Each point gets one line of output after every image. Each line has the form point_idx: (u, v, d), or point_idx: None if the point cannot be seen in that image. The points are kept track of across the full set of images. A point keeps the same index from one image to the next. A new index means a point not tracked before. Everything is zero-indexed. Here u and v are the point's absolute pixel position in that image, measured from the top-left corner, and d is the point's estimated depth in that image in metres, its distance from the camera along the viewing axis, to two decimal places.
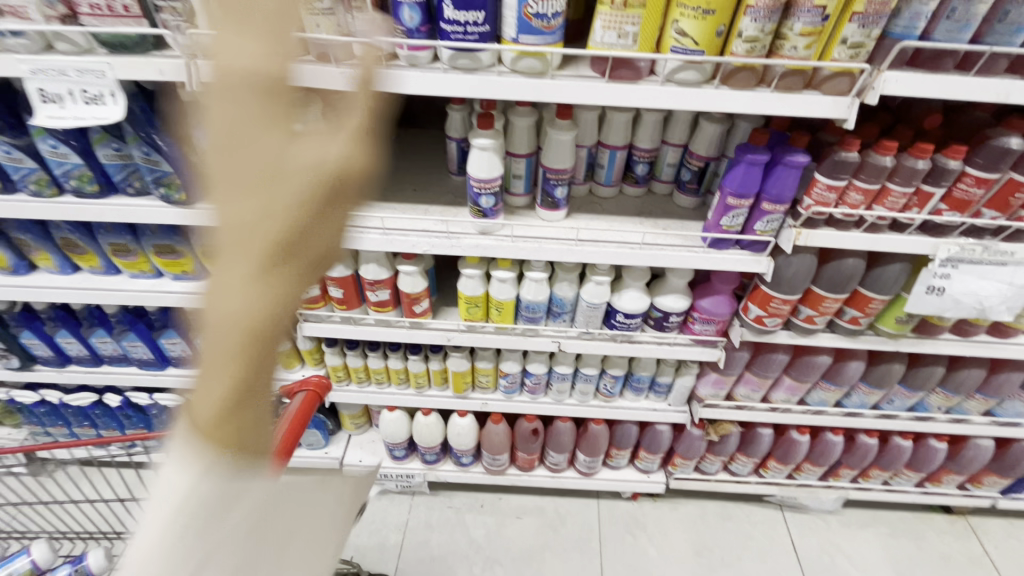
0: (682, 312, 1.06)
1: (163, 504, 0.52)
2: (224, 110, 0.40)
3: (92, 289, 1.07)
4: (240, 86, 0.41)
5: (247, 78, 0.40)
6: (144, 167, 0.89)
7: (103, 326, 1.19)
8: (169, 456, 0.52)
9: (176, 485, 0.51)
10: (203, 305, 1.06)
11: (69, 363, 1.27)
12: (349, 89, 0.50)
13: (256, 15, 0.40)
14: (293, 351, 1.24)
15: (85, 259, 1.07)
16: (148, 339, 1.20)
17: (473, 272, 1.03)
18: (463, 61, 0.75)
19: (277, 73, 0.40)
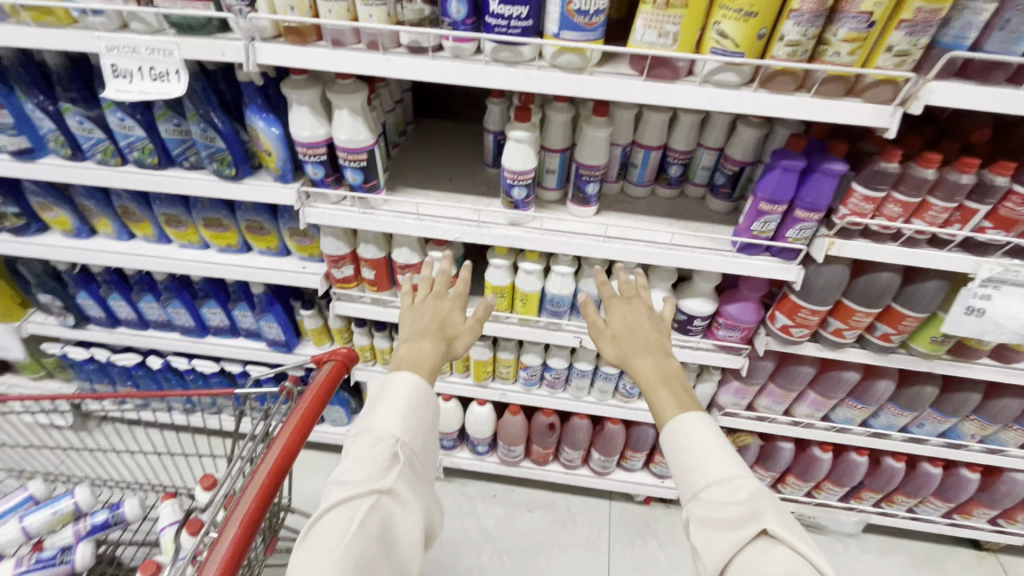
0: (707, 316, 1.06)
1: (328, 566, 0.54)
2: (419, 357, 0.73)
3: (144, 256, 1.13)
4: (419, 341, 0.75)
5: (432, 322, 0.78)
6: (201, 143, 0.94)
7: (152, 292, 1.27)
8: (325, 526, 0.58)
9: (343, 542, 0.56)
10: (244, 277, 1.12)
11: (118, 325, 1.35)
12: (409, 304, 0.82)
13: (436, 319, 0.79)
14: (324, 328, 1.29)
15: (141, 227, 1.14)
16: (191, 307, 1.27)
17: (501, 262, 1.05)
18: (505, 54, 0.77)
19: (440, 314, 0.79)
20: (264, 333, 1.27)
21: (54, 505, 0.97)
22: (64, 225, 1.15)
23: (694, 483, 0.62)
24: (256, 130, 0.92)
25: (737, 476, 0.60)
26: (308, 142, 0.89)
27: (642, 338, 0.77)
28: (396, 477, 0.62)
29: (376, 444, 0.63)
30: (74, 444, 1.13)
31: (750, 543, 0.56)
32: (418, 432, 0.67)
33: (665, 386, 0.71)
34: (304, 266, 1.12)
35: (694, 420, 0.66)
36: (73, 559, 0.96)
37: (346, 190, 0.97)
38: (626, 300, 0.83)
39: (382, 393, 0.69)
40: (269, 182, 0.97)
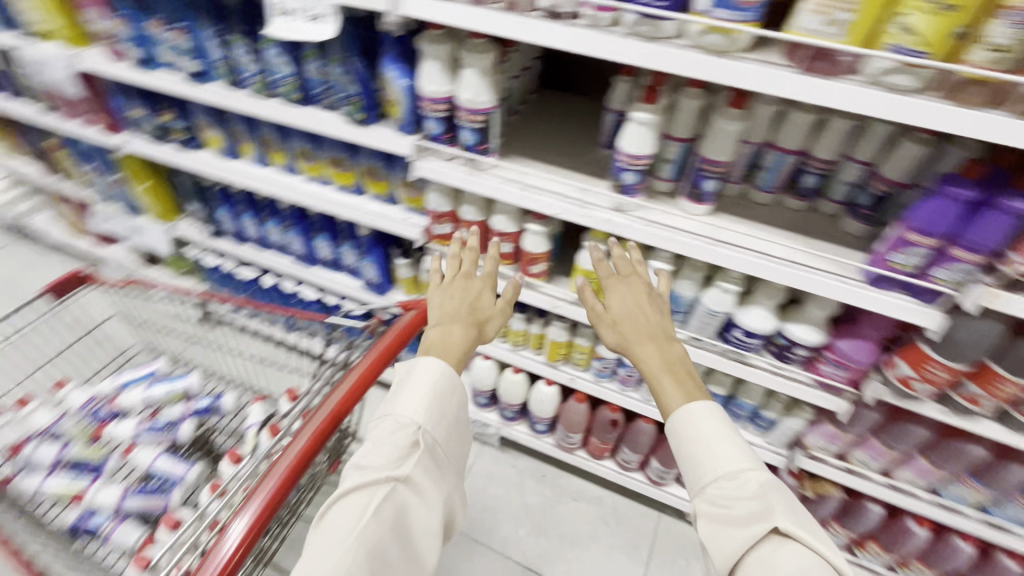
0: (812, 347, 0.96)
1: (341, 551, 0.53)
2: (450, 338, 0.75)
3: (273, 183, 1.24)
4: (452, 325, 0.77)
5: (458, 307, 0.80)
6: (339, 86, 1.01)
7: (276, 218, 1.41)
8: (340, 509, 0.58)
9: (355, 529, 0.55)
10: (354, 218, 1.19)
11: (247, 241, 1.54)
12: (436, 289, 0.85)
13: (466, 304, 0.81)
14: (416, 280, 1.35)
15: (277, 156, 1.26)
16: (306, 237, 1.40)
17: (596, 246, 1.02)
18: (645, 28, 0.74)
19: (467, 299, 0.82)
20: (362, 273, 1.37)
21: (173, 382, 1.16)
22: (218, 146, 1.30)
23: (701, 476, 0.60)
24: (388, 79, 0.96)
25: (750, 467, 0.58)
26: (431, 97, 0.92)
27: (645, 325, 0.76)
28: (415, 467, 0.61)
29: (398, 430, 0.63)
30: (194, 339, 1.31)
31: (762, 536, 0.53)
32: (441, 421, 0.66)
33: (668, 374, 0.70)
34: (407, 218, 1.17)
35: (704, 411, 0.64)
36: (178, 432, 1.11)
37: (459, 149, 0.98)
38: (624, 279, 0.83)
39: (406, 377, 0.69)
40: (390, 131, 1.02)
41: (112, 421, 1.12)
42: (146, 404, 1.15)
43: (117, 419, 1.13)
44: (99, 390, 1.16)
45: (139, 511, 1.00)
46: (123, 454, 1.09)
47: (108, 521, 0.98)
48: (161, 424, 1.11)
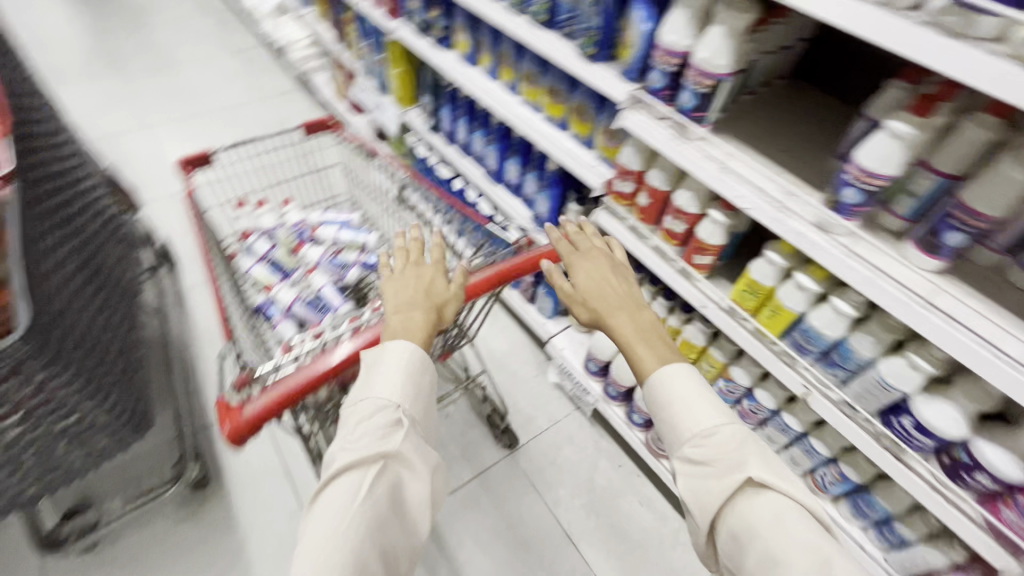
0: (1003, 483, 0.73)
1: (342, 528, 0.57)
2: (410, 328, 0.71)
3: (494, 96, 1.33)
4: (412, 312, 0.73)
5: (421, 292, 0.76)
6: (583, 17, 1.01)
7: (484, 130, 1.53)
8: (335, 486, 0.61)
9: (353, 506, 0.58)
10: (548, 149, 1.23)
11: (454, 144, 1.71)
12: (392, 278, 0.79)
13: (420, 290, 0.76)
14: None
15: (506, 73, 1.34)
16: (502, 154, 1.50)
17: (776, 259, 0.89)
18: (954, 20, 0.59)
19: (428, 282, 0.77)
20: (536, 205, 1.43)
21: (356, 234, 1.41)
22: (463, 50, 1.43)
23: (680, 436, 0.69)
24: (632, 20, 0.93)
25: (722, 425, 0.67)
26: (668, 48, 0.87)
27: (615, 298, 0.79)
28: (402, 442, 0.64)
29: (378, 412, 0.65)
30: (382, 210, 1.56)
31: (736, 488, 0.62)
32: (418, 397, 0.69)
33: (643, 343, 0.75)
34: (595, 165, 1.17)
35: (678, 371, 0.72)
36: (346, 273, 1.35)
37: (673, 110, 0.93)
38: (587, 255, 0.85)
39: (375, 360, 0.68)
40: (613, 74, 1.01)
41: (307, 244, 1.40)
42: (333, 242, 1.41)
43: (312, 244, 1.41)
44: (308, 219, 1.46)
45: (301, 318, 1.24)
46: (306, 273, 1.35)
47: (279, 314, 1.24)
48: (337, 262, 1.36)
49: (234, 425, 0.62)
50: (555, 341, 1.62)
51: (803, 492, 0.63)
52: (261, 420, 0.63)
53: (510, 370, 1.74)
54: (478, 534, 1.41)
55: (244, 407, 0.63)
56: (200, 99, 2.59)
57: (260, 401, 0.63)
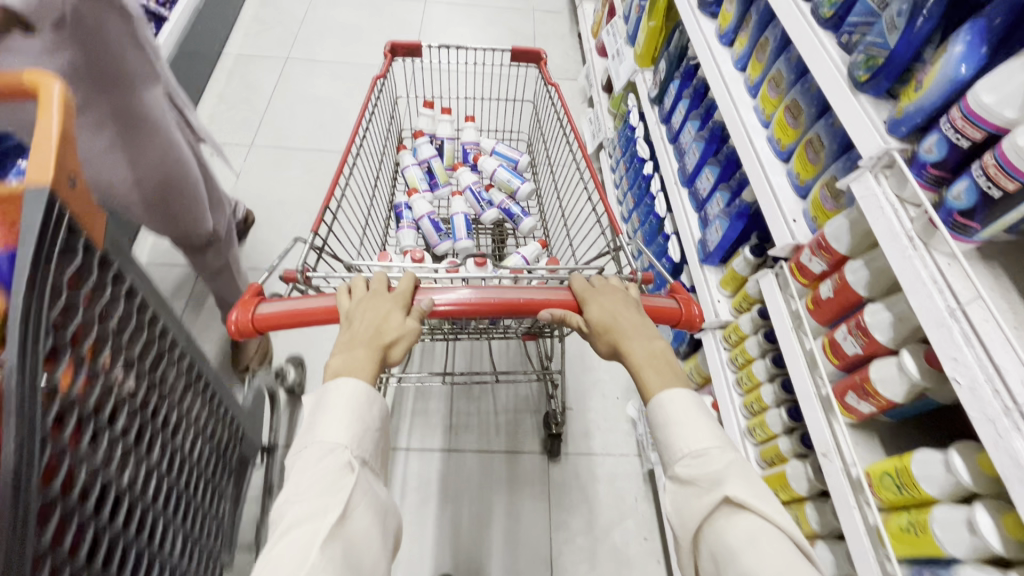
0: None
1: None
2: (357, 365, 0.68)
3: (728, 93, 1.09)
4: (354, 349, 0.69)
5: (363, 340, 0.69)
6: (877, 27, 0.71)
7: (702, 122, 1.30)
8: (290, 532, 0.57)
9: (310, 551, 0.55)
10: (752, 176, 0.98)
11: (665, 125, 1.50)
12: (353, 301, 0.73)
13: (369, 326, 0.70)
14: (740, 278, 1.12)
15: (755, 67, 1.06)
16: (705, 159, 1.26)
17: (960, 473, 0.58)
18: None
19: (380, 325, 0.70)
20: (708, 232, 1.21)
21: (512, 177, 1.41)
22: (723, 25, 1.19)
23: (672, 457, 0.64)
24: (943, 53, 0.63)
25: (714, 449, 0.62)
26: (972, 112, 0.57)
27: (626, 323, 0.71)
28: (353, 483, 0.62)
29: (326, 457, 0.63)
30: (551, 166, 1.53)
31: (714, 506, 0.58)
32: (366, 437, 0.67)
33: (652, 368, 0.68)
34: (793, 220, 0.90)
35: (682, 396, 0.66)
36: (487, 211, 1.41)
37: (931, 199, 0.64)
38: (602, 294, 0.75)
39: (319, 405, 0.67)
40: (876, 118, 0.72)
41: (467, 167, 1.50)
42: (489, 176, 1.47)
43: (469, 169, 1.51)
44: (483, 147, 1.54)
45: (424, 230, 1.34)
46: (453, 192, 1.46)
47: (410, 216, 1.36)
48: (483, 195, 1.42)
49: (240, 321, 0.72)
50: None
51: (784, 515, 0.58)
52: (264, 324, 0.73)
53: (598, 377, 1.60)
54: (475, 501, 1.39)
55: (259, 306, 0.73)
56: None
57: (274, 307, 0.73)
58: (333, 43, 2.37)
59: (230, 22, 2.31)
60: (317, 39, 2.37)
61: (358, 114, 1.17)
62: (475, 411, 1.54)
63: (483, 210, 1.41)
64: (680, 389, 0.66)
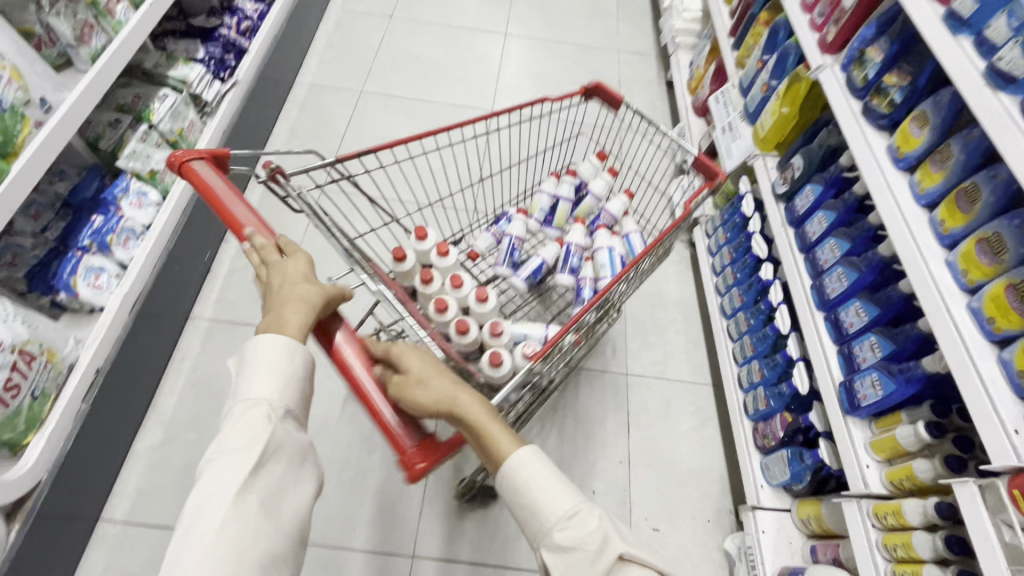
0: None
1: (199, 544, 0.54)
2: (288, 326, 0.65)
3: (910, 240, 0.93)
4: (283, 307, 0.66)
5: (301, 301, 0.66)
6: None
7: (852, 245, 1.14)
8: (211, 482, 0.58)
9: (230, 499, 0.56)
10: (951, 356, 0.83)
11: (792, 227, 1.34)
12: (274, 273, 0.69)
13: (292, 292, 0.67)
14: (897, 449, 0.97)
15: (951, 215, 0.90)
16: (855, 288, 1.10)
17: None
18: None
19: (310, 292, 0.67)
20: (855, 381, 1.04)
21: (608, 263, 1.22)
22: (898, 148, 1.02)
23: (544, 524, 0.62)
24: None
25: (581, 505, 0.62)
26: None
27: (437, 382, 0.66)
28: (270, 434, 0.60)
29: (250, 408, 0.61)
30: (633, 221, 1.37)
31: (609, 568, 0.59)
32: (291, 390, 0.64)
33: (478, 423, 0.66)
34: (1013, 431, 0.75)
35: (529, 455, 0.65)
36: (564, 273, 1.25)
37: None
38: (414, 347, 0.70)
39: (247, 359, 0.64)
40: None
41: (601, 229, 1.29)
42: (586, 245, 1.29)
43: (587, 230, 1.32)
44: (615, 215, 1.33)
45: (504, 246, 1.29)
46: (560, 239, 1.33)
47: (504, 230, 1.33)
48: (577, 259, 1.25)
49: (183, 154, 0.75)
50: (761, 516, 1.25)
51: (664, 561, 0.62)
52: (189, 174, 0.74)
53: (689, 492, 1.44)
54: None
55: (203, 163, 0.76)
56: (566, 26, 2.55)
57: (208, 171, 0.75)
58: (409, 75, 2.26)
59: (305, 49, 2.22)
60: (392, 72, 2.26)
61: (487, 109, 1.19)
62: None
63: (559, 269, 1.26)
64: (521, 448, 0.66)
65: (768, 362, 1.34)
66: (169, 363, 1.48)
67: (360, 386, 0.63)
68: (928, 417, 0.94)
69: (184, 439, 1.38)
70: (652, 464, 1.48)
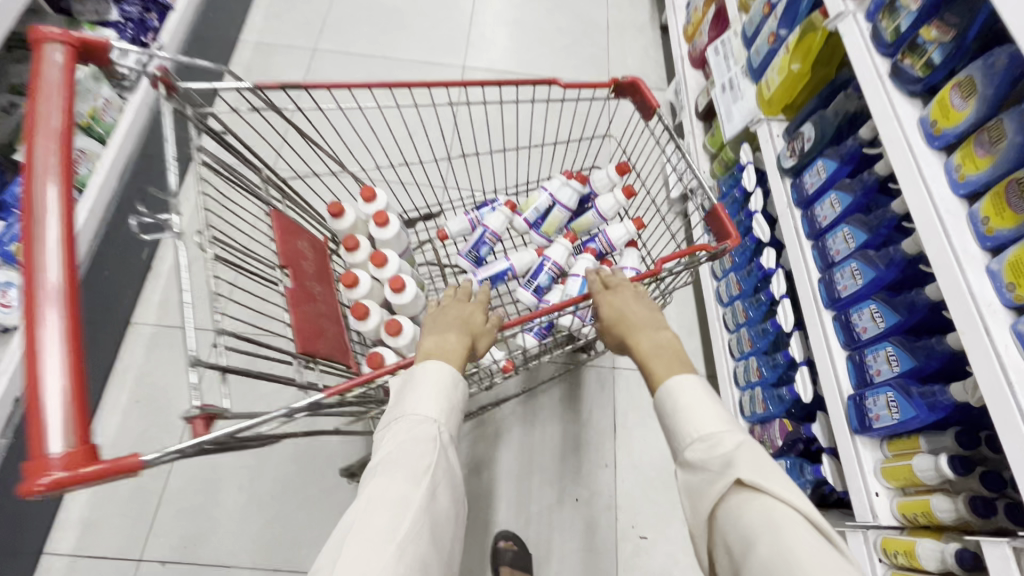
0: None
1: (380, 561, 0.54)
2: (450, 351, 0.70)
3: (946, 243, 0.77)
4: (446, 332, 0.73)
5: (461, 329, 0.74)
6: None
7: (870, 237, 0.98)
8: (372, 504, 0.58)
9: (404, 521, 0.57)
10: (989, 392, 0.69)
11: (798, 208, 1.16)
12: (448, 307, 0.77)
13: (457, 321, 0.75)
14: (914, 480, 0.84)
15: (1002, 214, 0.73)
16: (871, 289, 0.95)
17: None
18: None
19: (466, 323, 0.75)
20: (866, 397, 0.90)
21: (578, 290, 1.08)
22: (932, 123, 0.83)
23: (681, 440, 0.65)
24: None
25: (722, 431, 0.63)
26: None
27: (636, 317, 0.77)
28: (437, 457, 0.62)
29: (415, 426, 0.63)
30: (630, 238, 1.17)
31: (725, 489, 0.59)
32: (455, 416, 0.67)
33: (660, 359, 0.72)
34: None
35: (693, 383, 0.68)
36: (526, 292, 1.13)
37: None
38: (615, 294, 0.81)
39: (409, 379, 0.67)
40: None
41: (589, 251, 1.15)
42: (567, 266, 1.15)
43: (573, 248, 1.18)
44: (616, 244, 1.16)
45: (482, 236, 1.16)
46: (536, 252, 1.19)
47: (484, 217, 1.18)
48: (545, 279, 1.12)
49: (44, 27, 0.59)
50: None
51: (805, 499, 0.57)
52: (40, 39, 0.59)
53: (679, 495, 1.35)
54: None
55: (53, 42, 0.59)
56: None
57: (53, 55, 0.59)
58: (369, 28, 1.99)
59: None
60: (350, 24, 1.99)
61: (509, 80, 1.03)
62: (519, 531, 1.30)
63: (524, 283, 1.14)
64: (690, 378, 0.68)
65: (765, 362, 1.21)
66: (109, 375, 1.35)
67: (46, 292, 0.50)
68: (953, 448, 0.81)
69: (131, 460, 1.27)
70: (639, 466, 1.38)
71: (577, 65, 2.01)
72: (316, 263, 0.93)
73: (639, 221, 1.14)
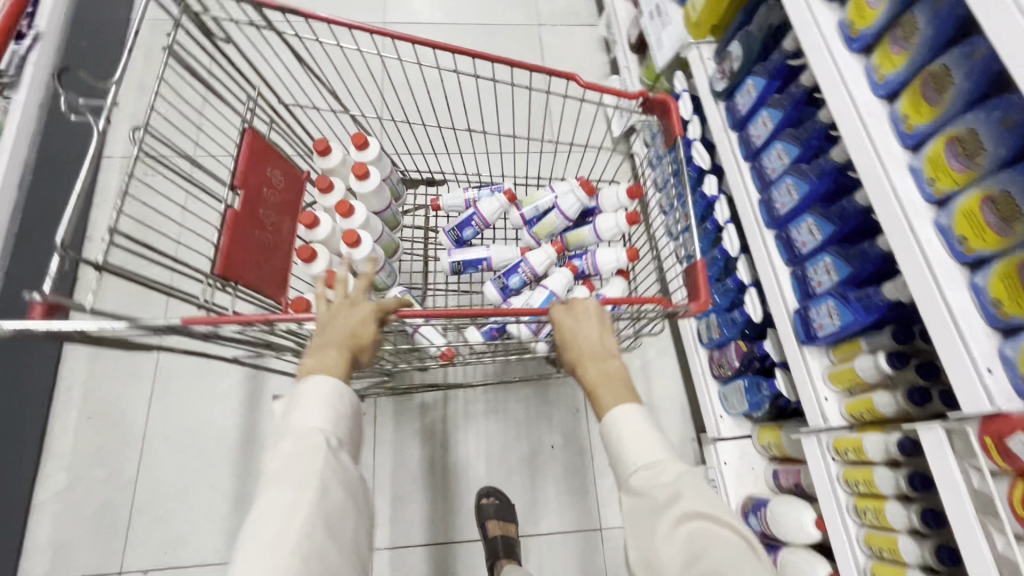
0: None
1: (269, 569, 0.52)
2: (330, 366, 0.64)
3: (870, 146, 0.77)
4: (327, 348, 0.66)
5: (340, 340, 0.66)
6: None
7: (802, 151, 0.98)
8: (259, 515, 0.56)
9: (293, 524, 0.55)
10: (916, 285, 0.71)
11: (734, 131, 1.15)
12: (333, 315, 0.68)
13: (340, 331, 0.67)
14: (857, 382, 0.88)
15: (919, 110, 0.74)
16: (806, 203, 0.96)
17: None
18: None
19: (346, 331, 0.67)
20: (810, 309, 0.92)
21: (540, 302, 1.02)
22: (851, 26, 0.82)
23: (624, 468, 0.63)
24: None
25: (667, 459, 0.62)
26: None
27: (585, 342, 0.72)
28: (324, 463, 0.59)
29: (304, 436, 0.61)
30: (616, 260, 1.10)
31: (671, 523, 0.57)
32: (345, 423, 0.64)
33: (605, 387, 0.69)
34: (988, 370, 0.65)
35: (628, 409, 0.66)
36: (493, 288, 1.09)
37: None
38: (571, 316, 0.75)
39: (294, 394, 0.64)
40: None
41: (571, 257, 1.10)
42: (544, 273, 1.10)
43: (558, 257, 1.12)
44: (602, 269, 1.10)
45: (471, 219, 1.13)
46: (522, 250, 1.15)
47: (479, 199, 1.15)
48: (516, 281, 1.08)
49: None
50: (722, 448, 1.21)
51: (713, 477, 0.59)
52: None
53: None
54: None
55: None
56: None
57: None
58: None
59: None
60: None
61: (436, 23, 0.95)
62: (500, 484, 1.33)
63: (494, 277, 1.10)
64: (629, 404, 0.66)
65: (718, 289, 1.23)
66: (54, 396, 1.28)
67: None
68: (890, 345, 0.85)
69: (93, 477, 1.22)
70: None
71: (505, 9, 1.91)
72: (281, 198, 0.86)
73: (631, 250, 1.07)
